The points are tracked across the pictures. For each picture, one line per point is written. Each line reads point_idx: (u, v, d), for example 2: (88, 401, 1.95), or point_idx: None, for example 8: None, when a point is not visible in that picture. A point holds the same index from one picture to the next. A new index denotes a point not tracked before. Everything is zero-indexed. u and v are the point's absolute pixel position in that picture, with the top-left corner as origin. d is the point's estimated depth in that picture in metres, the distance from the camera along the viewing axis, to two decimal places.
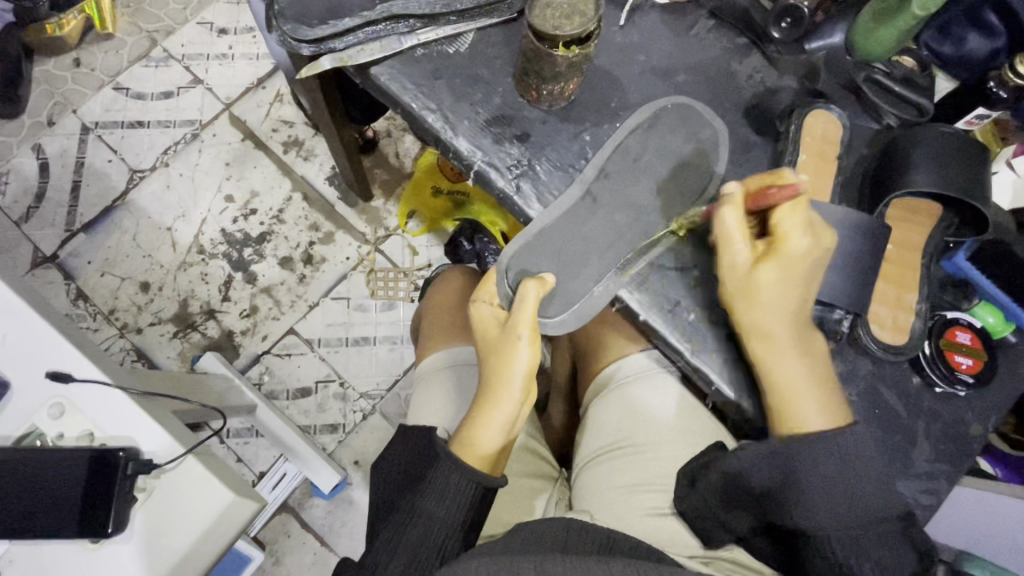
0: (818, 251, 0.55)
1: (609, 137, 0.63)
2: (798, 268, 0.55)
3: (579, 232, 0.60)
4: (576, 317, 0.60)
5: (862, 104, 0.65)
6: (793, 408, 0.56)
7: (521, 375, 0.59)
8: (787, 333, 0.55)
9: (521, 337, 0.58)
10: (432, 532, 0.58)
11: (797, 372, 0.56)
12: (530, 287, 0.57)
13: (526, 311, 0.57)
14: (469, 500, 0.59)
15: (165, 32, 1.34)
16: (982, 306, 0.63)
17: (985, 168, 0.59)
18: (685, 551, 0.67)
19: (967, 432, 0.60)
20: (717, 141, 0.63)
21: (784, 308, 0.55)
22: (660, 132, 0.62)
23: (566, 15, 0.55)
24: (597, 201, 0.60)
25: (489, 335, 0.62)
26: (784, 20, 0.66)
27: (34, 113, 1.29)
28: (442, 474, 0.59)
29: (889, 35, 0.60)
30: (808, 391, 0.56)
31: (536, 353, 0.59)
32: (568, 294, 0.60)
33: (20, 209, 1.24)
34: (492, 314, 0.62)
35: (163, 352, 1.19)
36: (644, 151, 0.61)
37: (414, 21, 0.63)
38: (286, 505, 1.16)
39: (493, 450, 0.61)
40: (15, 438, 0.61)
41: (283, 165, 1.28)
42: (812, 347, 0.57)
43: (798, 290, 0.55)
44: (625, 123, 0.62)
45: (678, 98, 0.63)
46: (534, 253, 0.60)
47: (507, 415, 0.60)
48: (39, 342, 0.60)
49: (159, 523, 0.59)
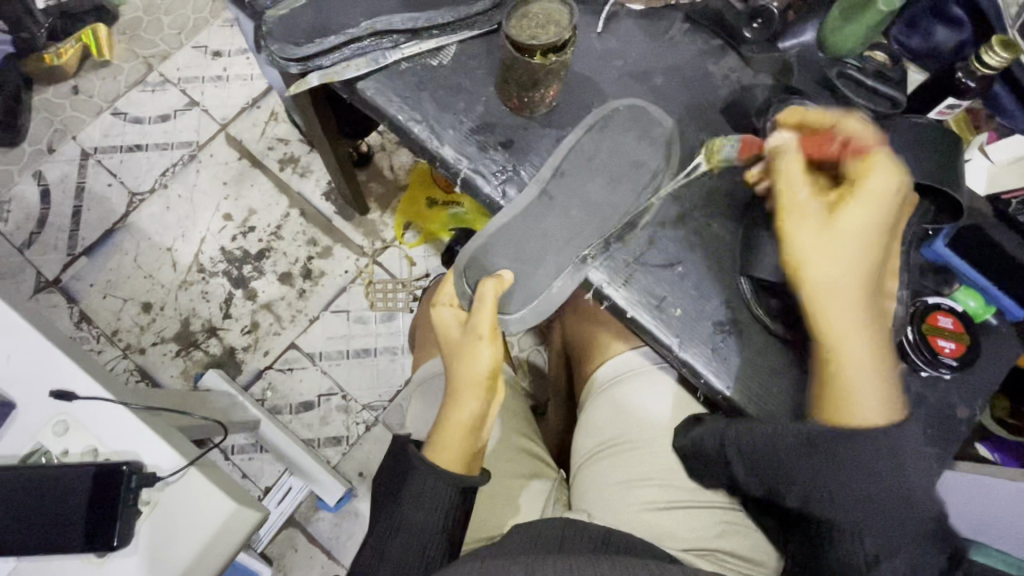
0: (895, 194, 0.54)
1: (563, 134, 0.65)
2: (874, 209, 0.52)
3: (536, 230, 0.61)
4: (533, 313, 0.63)
5: (837, 99, 0.66)
6: (848, 385, 0.53)
7: (485, 372, 0.62)
8: (853, 292, 0.52)
9: (482, 336, 0.61)
10: (413, 539, 0.58)
11: (858, 336, 0.52)
12: (488, 285, 0.59)
13: (485, 310, 0.59)
14: (448, 504, 0.60)
15: (161, 57, 1.38)
16: (963, 290, 0.63)
17: (959, 155, 0.60)
18: (682, 545, 0.68)
19: (954, 415, 0.61)
20: (670, 140, 0.64)
21: (852, 261, 0.52)
22: (615, 133, 0.63)
23: (542, 25, 0.57)
24: (553, 200, 0.61)
25: (452, 336, 0.64)
26: (755, 21, 0.69)
27: (34, 141, 1.32)
28: (419, 480, 0.60)
29: (858, 29, 0.62)
30: (871, 379, 0.53)
31: (497, 350, 0.62)
32: (529, 290, 0.62)
33: (23, 235, 1.26)
34: (452, 315, 0.65)
35: (166, 370, 1.20)
36: (598, 151, 0.63)
37: (398, 36, 0.65)
38: (292, 520, 1.16)
39: (466, 450, 0.62)
40: (20, 456, 0.62)
41: (280, 182, 1.30)
42: (871, 316, 0.53)
43: (876, 241, 0.53)
44: (580, 124, 0.64)
45: (630, 100, 0.65)
46: (492, 253, 0.62)
47: (474, 413, 0.62)
48: (43, 361, 0.62)
49: (164, 536, 0.60)
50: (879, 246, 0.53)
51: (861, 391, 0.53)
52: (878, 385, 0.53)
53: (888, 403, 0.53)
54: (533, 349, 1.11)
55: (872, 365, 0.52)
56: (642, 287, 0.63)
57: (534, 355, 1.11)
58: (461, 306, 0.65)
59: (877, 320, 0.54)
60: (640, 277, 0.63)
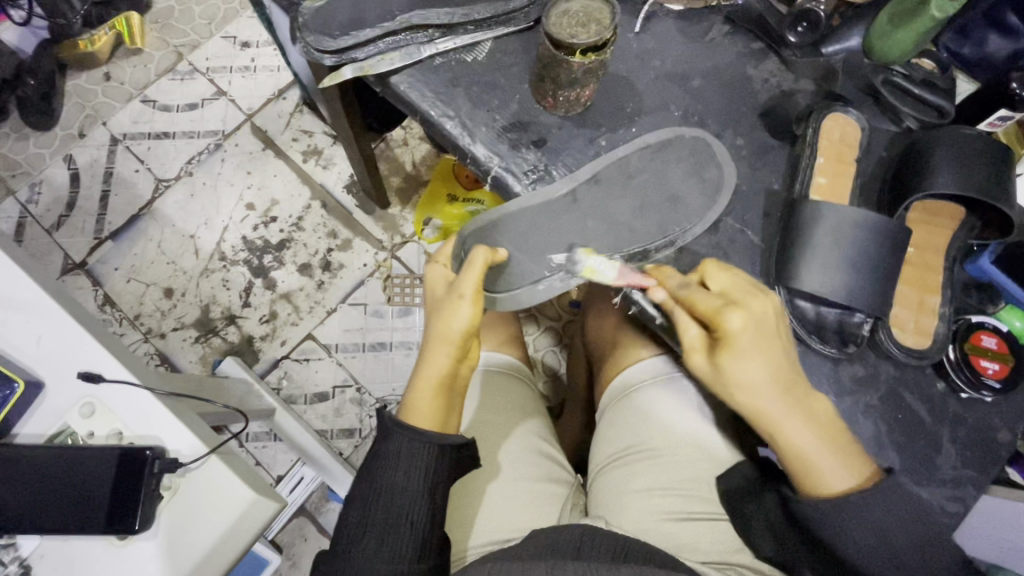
0: (761, 326, 0.53)
1: (623, 143, 0.64)
2: (759, 336, 0.53)
3: (548, 225, 0.62)
4: (517, 296, 0.64)
5: (879, 107, 0.65)
6: (814, 477, 0.54)
7: (459, 332, 0.59)
8: (781, 406, 0.53)
9: (463, 296, 0.59)
10: (396, 498, 0.59)
11: (802, 438, 0.53)
12: (480, 251, 0.59)
13: (472, 273, 0.59)
14: (426, 463, 0.59)
15: (190, 46, 1.39)
16: (1008, 310, 0.62)
17: (1009, 168, 0.58)
18: (700, 556, 0.66)
19: (994, 439, 0.59)
20: (719, 186, 0.63)
21: (765, 387, 0.53)
22: (668, 158, 0.63)
23: (582, 23, 0.56)
24: (577, 202, 0.61)
25: (437, 293, 0.62)
26: (799, 24, 0.65)
27: (65, 126, 1.34)
28: (397, 442, 0.59)
29: (906, 36, 0.59)
30: (824, 455, 0.53)
31: (477, 314, 0.59)
32: (516, 274, 0.63)
33: (52, 217, 1.28)
34: (442, 274, 0.63)
35: (185, 356, 1.21)
36: (642, 171, 0.62)
37: (434, 31, 0.65)
38: (302, 510, 1.17)
39: (436, 414, 0.61)
40: (47, 436, 0.63)
41: (302, 173, 1.31)
42: (806, 399, 0.54)
43: (770, 355, 0.53)
44: (642, 137, 0.63)
45: (696, 131, 0.64)
46: (496, 228, 0.62)
47: (439, 371, 0.60)
48: (72, 344, 0.63)
49: (184, 523, 0.61)
50: (778, 363, 0.53)
51: (825, 473, 0.54)
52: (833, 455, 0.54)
53: (856, 463, 0.54)
54: (548, 350, 1.16)
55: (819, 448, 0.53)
56: None
57: (548, 356, 1.15)
58: (454, 268, 0.64)
59: (816, 398, 0.55)
60: None
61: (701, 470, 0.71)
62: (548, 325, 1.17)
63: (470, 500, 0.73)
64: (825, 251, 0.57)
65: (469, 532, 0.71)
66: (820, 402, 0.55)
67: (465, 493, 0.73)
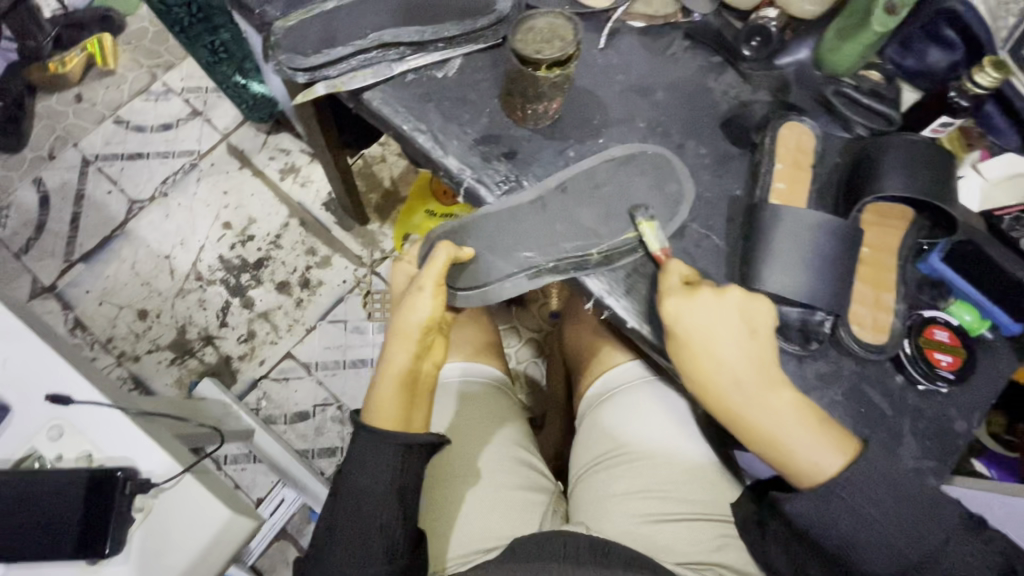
0: (708, 314, 0.56)
1: (591, 154, 0.66)
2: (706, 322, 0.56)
3: (513, 227, 0.63)
4: (480, 295, 0.64)
5: (833, 116, 0.68)
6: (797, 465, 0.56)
7: (418, 324, 0.61)
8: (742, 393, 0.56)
9: (423, 288, 0.60)
10: (363, 501, 0.58)
11: (773, 424, 0.55)
12: (442, 249, 0.60)
13: (433, 266, 0.60)
14: (391, 462, 0.59)
15: (164, 67, 1.39)
16: (959, 304, 0.64)
17: (953, 171, 0.62)
18: (675, 558, 0.67)
19: (953, 429, 0.61)
20: (682, 198, 0.65)
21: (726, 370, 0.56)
22: (631, 171, 0.65)
23: (546, 40, 0.58)
24: (546, 208, 0.63)
25: (401, 291, 0.65)
26: (754, 38, 0.69)
27: (35, 148, 1.33)
28: (363, 442, 0.60)
29: (853, 50, 0.64)
30: (801, 438, 0.55)
31: (439, 305, 0.61)
32: (483, 271, 0.64)
33: (20, 241, 1.26)
34: (406, 274, 0.65)
35: (160, 379, 1.19)
36: (609, 182, 0.65)
37: (405, 48, 0.67)
38: (283, 532, 1.15)
39: (398, 408, 0.61)
40: (14, 461, 0.61)
41: (280, 192, 1.31)
42: (773, 387, 0.56)
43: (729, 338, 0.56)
44: (605, 152, 0.65)
45: (656, 148, 0.66)
46: (462, 232, 0.64)
47: (398, 364, 0.61)
48: (40, 366, 0.62)
49: (157, 545, 0.59)
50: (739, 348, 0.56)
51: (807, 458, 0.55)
52: (811, 439, 0.55)
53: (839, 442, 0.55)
54: (529, 362, 1.17)
55: (793, 430, 0.55)
56: (642, 300, 0.62)
57: (530, 368, 1.16)
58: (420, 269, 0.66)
59: (782, 387, 0.56)
60: (640, 288, 0.63)
61: (676, 472, 0.72)
62: (530, 336, 1.18)
63: (448, 507, 0.72)
64: (785, 252, 0.59)
65: (447, 540, 0.71)
66: (791, 394, 0.56)
67: (441, 502, 0.73)
